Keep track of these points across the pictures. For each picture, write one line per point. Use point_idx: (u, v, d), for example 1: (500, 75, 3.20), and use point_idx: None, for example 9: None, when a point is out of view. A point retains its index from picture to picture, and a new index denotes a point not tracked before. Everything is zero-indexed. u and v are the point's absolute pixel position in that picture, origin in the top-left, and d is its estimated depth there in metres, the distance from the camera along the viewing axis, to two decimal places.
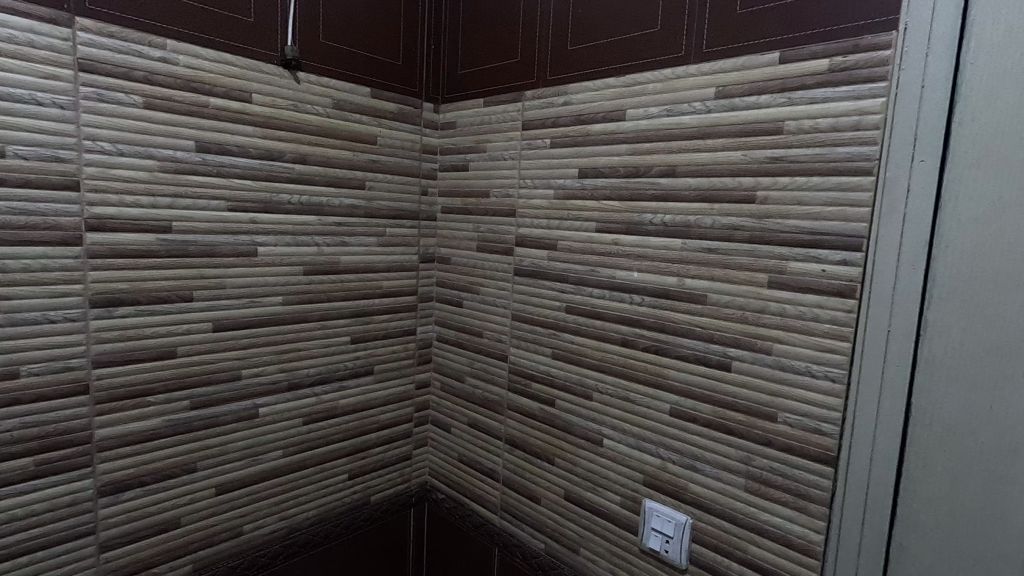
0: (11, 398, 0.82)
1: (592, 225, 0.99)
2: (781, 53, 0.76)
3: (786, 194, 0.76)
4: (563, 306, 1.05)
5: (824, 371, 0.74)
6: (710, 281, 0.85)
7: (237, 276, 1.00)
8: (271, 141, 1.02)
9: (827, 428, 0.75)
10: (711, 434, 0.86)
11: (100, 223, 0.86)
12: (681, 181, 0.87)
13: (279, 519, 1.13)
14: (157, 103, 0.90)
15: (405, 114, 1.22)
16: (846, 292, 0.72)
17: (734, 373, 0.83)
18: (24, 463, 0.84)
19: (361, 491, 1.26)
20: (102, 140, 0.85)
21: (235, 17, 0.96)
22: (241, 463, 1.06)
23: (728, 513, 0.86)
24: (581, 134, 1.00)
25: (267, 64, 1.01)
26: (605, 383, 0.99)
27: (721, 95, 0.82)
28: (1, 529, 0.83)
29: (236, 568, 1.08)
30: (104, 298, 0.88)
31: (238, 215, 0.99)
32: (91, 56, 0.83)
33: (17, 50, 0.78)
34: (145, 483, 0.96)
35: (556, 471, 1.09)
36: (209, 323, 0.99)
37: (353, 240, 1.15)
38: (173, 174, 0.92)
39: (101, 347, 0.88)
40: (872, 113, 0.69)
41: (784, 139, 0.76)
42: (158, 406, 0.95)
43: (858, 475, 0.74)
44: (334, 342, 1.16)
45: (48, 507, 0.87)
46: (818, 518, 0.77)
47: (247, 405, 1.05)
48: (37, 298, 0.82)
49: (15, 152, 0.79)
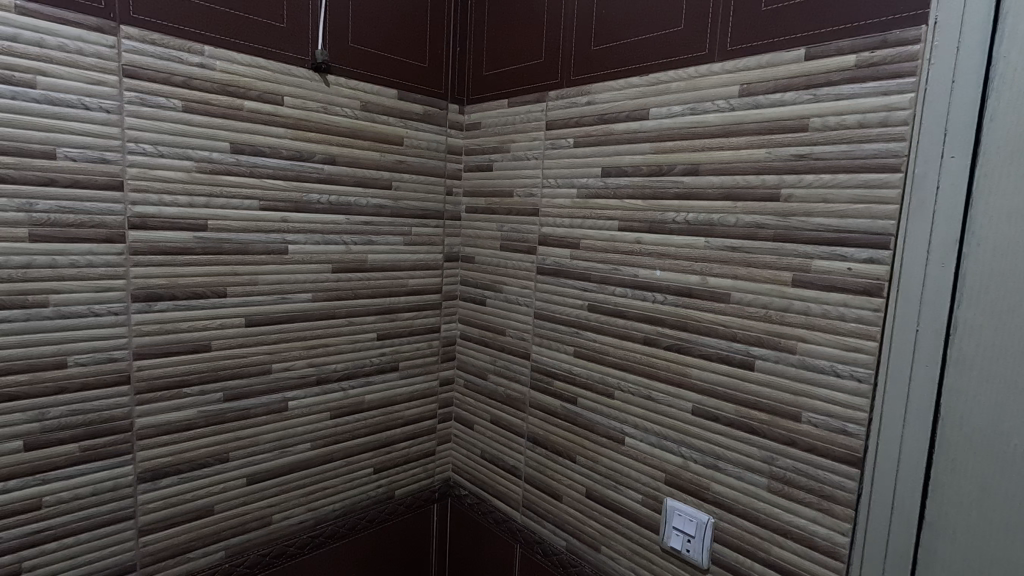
0: (59, 386, 0.86)
1: (614, 223, 0.99)
2: (807, 50, 0.76)
3: (811, 192, 0.76)
4: (585, 305, 1.06)
5: (850, 370, 0.73)
6: (734, 280, 0.84)
7: (269, 272, 1.04)
8: (302, 142, 1.06)
9: (852, 428, 0.74)
10: (734, 434, 0.86)
11: (142, 221, 0.90)
12: (705, 179, 0.87)
13: (307, 510, 1.16)
14: (195, 106, 0.94)
15: (430, 115, 1.24)
16: (872, 290, 0.71)
17: (757, 372, 0.83)
18: (70, 449, 0.88)
19: (386, 485, 1.28)
20: (144, 142, 0.89)
21: (268, 23, 0.99)
22: (271, 454, 1.10)
23: (751, 514, 0.85)
24: (604, 133, 1.01)
25: (299, 68, 1.04)
26: (628, 381, 1.00)
27: (745, 93, 0.82)
28: (48, 510, 0.88)
29: (265, 557, 1.12)
30: (144, 293, 0.92)
31: (271, 214, 1.03)
32: (135, 63, 0.87)
33: (67, 57, 0.82)
34: (181, 471, 1.00)
35: (578, 469, 1.10)
36: (242, 318, 1.02)
37: (380, 239, 1.18)
38: (209, 175, 0.96)
39: (141, 340, 0.93)
40: (900, 109, 0.68)
41: (810, 136, 0.76)
42: (193, 397, 0.99)
43: (885, 476, 0.72)
44: (361, 338, 1.19)
45: (92, 491, 0.91)
46: (844, 520, 0.76)
47: (277, 398, 1.09)
48: (83, 291, 0.86)
49: (65, 155, 0.83)
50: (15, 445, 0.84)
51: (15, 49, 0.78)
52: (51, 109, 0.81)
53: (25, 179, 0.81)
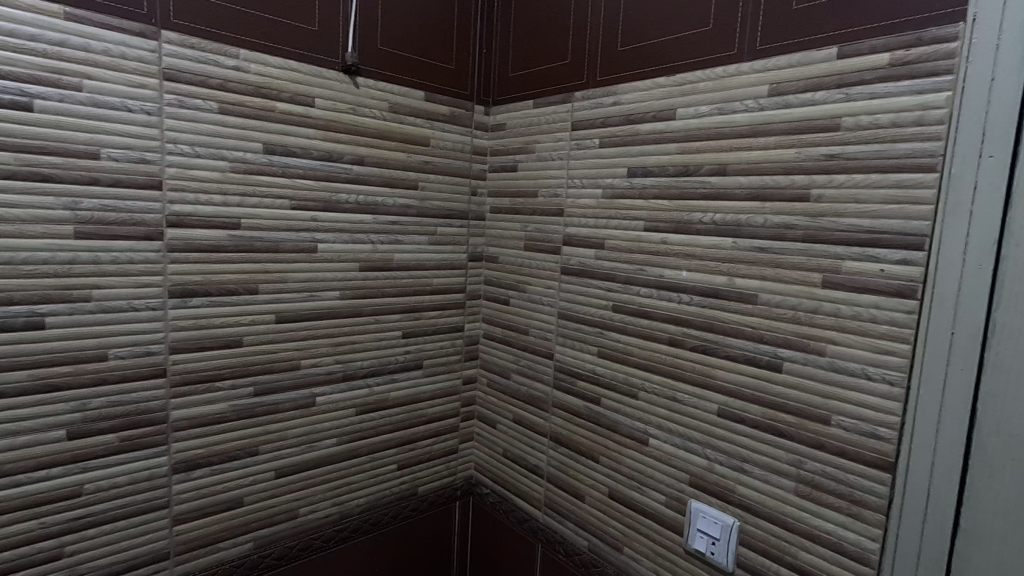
0: (100, 378, 0.89)
1: (640, 223, 0.99)
2: (839, 49, 0.75)
3: (842, 192, 0.75)
4: (609, 305, 1.06)
5: (882, 373, 0.72)
6: (761, 281, 0.84)
7: (299, 270, 1.06)
8: (332, 143, 1.08)
9: (884, 433, 0.73)
10: (761, 436, 0.85)
11: (179, 220, 0.93)
12: (733, 179, 0.86)
13: (333, 504, 1.19)
14: (231, 108, 0.96)
15: (456, 116, 1.25)
16: (905, 293, 0.70)
17: (786, 374, 0.82)
18: (109, 438, 0.91)
19: (410, 481, 1.30)
20: (182, 143, 0.92)
21: (300, 26, 1.02)
22: (299, 448, 1.12)
23: (777, 517, 0.84)
24: (631, 133, 1.01)
25: (329, 71, 1.06)
26: (652, 382, 0.99)
27: (774, 93, 0.81)
28: (89, 498, 0.91)
29: (292, 549, 1.14)
30: (180, 289, 0.95)
31: (301, 213, 1.05)
32: (174, 67, 0.90)
33: (111, 61, 0.85)
34: (213, 463, 1.02)
35: (601, 469, 1.10)
36: (273, 315, 1.05)
37: (406, 239, 1.20)
38: (243, 175, 0.99)
39: (177, 334, 0.95)
40: (936, 108, 0.67)
41: (842, 136, 0.75)
42: (225, 391, 1.02)
43: (918, 480, 0.71)
44: (386, 336, 1.20)
45: (129, 480, 0.94)
46: (874, 525, 0.74)
47: (305, 394, 1.11)
48: (124, 287, 0.90)
49: (108, 155, 0.86)
50: (59, 434, 0.87)
51: (64, 54, 0.82)
52: (95, 111, 0.85)
53: (71, 179, 0.84)
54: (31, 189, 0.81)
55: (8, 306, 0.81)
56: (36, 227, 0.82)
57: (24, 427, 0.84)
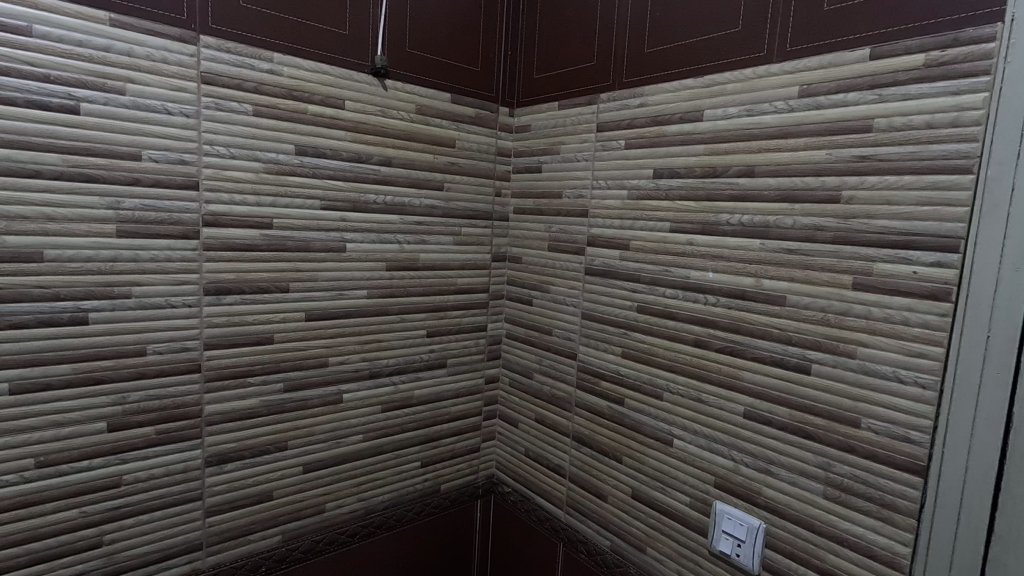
0: (139, 371, 0.92)
1: (666, 224, 0.99)
2: (872, 50, 0.75)
3: (874, 194, 0.74)
4: (634, 306, 1.06)
5: (914, 376, 0.72)
6: (790, 283, 0.83)
7: (328, 270, 1.09)
8: (361, 145, 1.10)
9: (916, 436, 0.72)
10: (789, 439, 0.85)
11: (214, 219, 0.96)
12: (761, 180, 0.86)
13: (358, 499, 1.20)
14: (264, 110, 0.99)
15: (482, 118, 1.27)
16: (939, 295, 0.69)
17: (815, 377, 0.81)
18: (147, 431, 0.94)
19: (432, 479, 1.31)
20: (218, 145, 0.95)
21: (331, 30, 1.04)
22: (326, 444, 1.14)
23: (805, 520, 0.84)
24: (657, 134, 1.01)
25: (358, 73, 1.08)
26: (677, 383, 0.99)
27: (805, 94, 0.81)
28: (128, 488, 0.94)
29: (318, 543, 1.16)
30: (215, 287, 0.97)
31: (331, 213, 1.07)
32: (212, 71, 0.93)
33: (153, 66, 0.88)
34: (244, 457, 1.05)
35: (624, 470, 1.10)
36: (303, 313, 1.07)
37: (432, 239, 1.22)
38: (276, 176, 1.01)
39: (211, 331, 0.98)
40: (973, 109, 0.67)
41: (873, 137, 0.75)
42: (256, 387, 1.04)
43: (952, 484, 0.70)
44: (412, 334, 1.22)
45: (166, 472, 0.97)
46: (905, 529, 0.74)
47: (333, 390, 1.13)
48: (162, 284, 0.92)
49: (149, 157, 0.89)
50: (101, 425, 0.90)
51: (108, 59, 0.85)
52: (137, 114, 0.87)
53: (115, 179, 0.87)
54: (77, 189, 0.84)
55: (54, 302, 0.84)
56: (82, 226, 0.85)
57: (68, 419, 0.88)
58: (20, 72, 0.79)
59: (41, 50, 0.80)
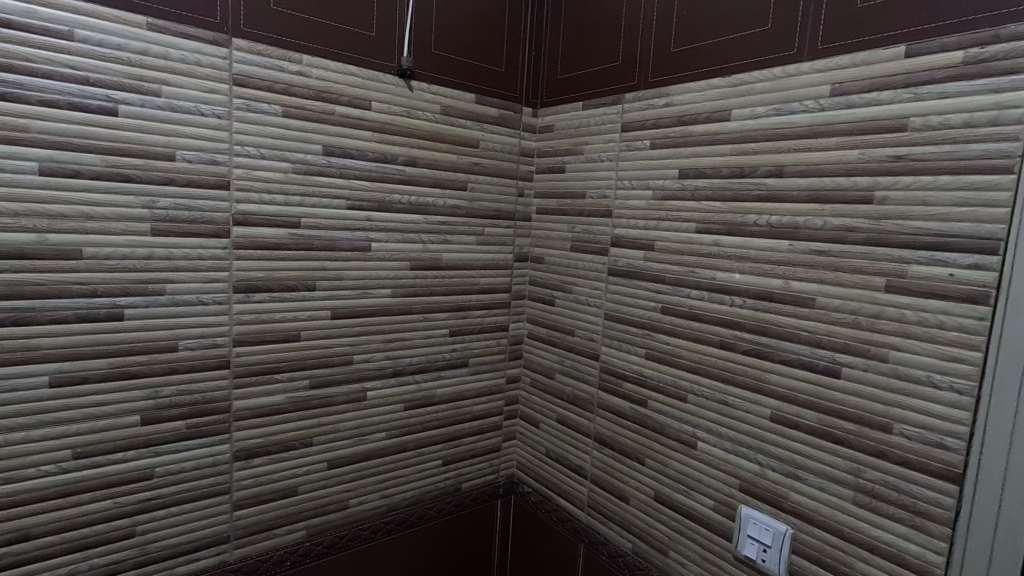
0: (171, 367, 0.95)
1: (691, 225, 0.99)
2: (908, 47, 0.73)
3: (907, 194, 0.73)
4: (659, 307, 1.05)
5: (949, 381, 0.70)
6: (820, 284, 0.82)
7: (353, 269, 1.10)
8: (387, 145, 1.11)
9: (950, 443, 0.71)
10: (817, 443, 0.83)
11: (244, 219, 0.98)
12: (790, 181, 0.85)
13: (380, 496, 1.22)
14: (293, 111, 1.00)
15: (505, 118, 1.27)
16: (977, 299, 0.68)
17: (845, 381, 0.80)
18: (178, 425, 0.97)
19: (453, 478, 1.32)
20: (248, 145, 0.97)
21: (358, 31, 1.05)
22: (350, 441, 1.15)
23: (834, 526, 0.82)
24: (683, 134, 1.00)
25: (384, 74, 1.09)
26: (701, 385, 0.99)
27: (836, 93, 0.80)
28: (159, 480, 0.96)
29: (341, 539, 1.17)
30: (244, 285, 0.99)
31: (356, 213, 1.09)
32: (243, 73, 0.95)
33: (187, 68, 0.90)
34: (270, 452, 1.07)
35: (647, 472, 1.09)
36: (329, 311, 1.08)
37: (455, 239, 1.22)
38: (303, 176, 1.02)
39: (240, 328, 1.00)
40: (1013, 107, 0.65)
41: (908, 136, 0.73)
42: (283, 383, 1.06)
43: (989, 494, 0.68)
44: (434, 334, 1.23)
45: (195, 465, 0.99)
46: (938, 537, 0.72)
47: (357, 388, 1.14)
48: (194, 281, 0.94)
49: (183, 157, 0.91)
50: (135, 419, 0.93)
51: (145, 61, 0.87)
52: (171, 115, 0.90)
53: (150, 179, 0.89)
54: (114, 189, 0.86)
55: (92, 298, 0.87)
56: (118, 224, 0.87)
57: (103, 412, 0.90)
58: (62, 75, 0.82)
59: (81, 53, 0.83)
